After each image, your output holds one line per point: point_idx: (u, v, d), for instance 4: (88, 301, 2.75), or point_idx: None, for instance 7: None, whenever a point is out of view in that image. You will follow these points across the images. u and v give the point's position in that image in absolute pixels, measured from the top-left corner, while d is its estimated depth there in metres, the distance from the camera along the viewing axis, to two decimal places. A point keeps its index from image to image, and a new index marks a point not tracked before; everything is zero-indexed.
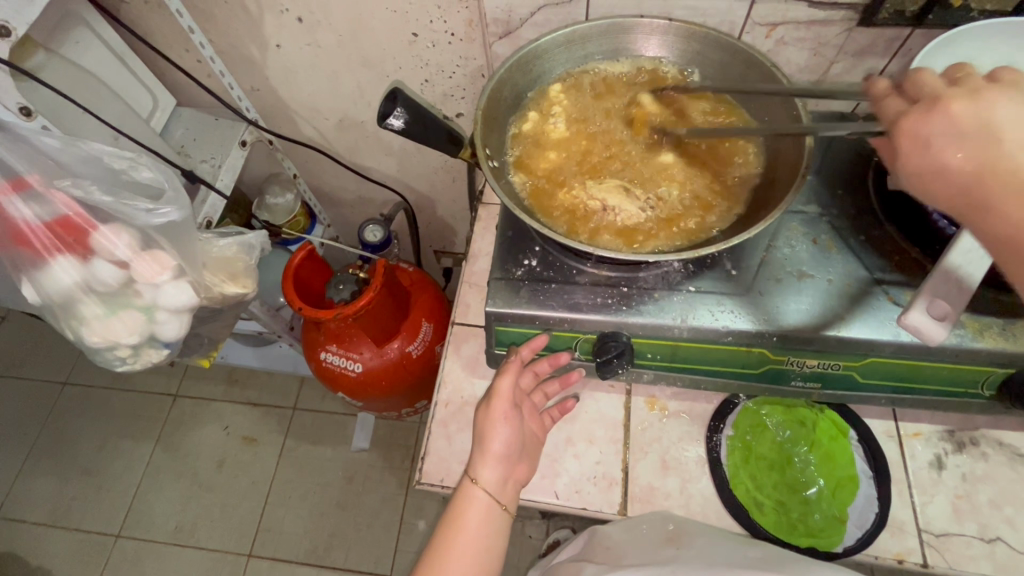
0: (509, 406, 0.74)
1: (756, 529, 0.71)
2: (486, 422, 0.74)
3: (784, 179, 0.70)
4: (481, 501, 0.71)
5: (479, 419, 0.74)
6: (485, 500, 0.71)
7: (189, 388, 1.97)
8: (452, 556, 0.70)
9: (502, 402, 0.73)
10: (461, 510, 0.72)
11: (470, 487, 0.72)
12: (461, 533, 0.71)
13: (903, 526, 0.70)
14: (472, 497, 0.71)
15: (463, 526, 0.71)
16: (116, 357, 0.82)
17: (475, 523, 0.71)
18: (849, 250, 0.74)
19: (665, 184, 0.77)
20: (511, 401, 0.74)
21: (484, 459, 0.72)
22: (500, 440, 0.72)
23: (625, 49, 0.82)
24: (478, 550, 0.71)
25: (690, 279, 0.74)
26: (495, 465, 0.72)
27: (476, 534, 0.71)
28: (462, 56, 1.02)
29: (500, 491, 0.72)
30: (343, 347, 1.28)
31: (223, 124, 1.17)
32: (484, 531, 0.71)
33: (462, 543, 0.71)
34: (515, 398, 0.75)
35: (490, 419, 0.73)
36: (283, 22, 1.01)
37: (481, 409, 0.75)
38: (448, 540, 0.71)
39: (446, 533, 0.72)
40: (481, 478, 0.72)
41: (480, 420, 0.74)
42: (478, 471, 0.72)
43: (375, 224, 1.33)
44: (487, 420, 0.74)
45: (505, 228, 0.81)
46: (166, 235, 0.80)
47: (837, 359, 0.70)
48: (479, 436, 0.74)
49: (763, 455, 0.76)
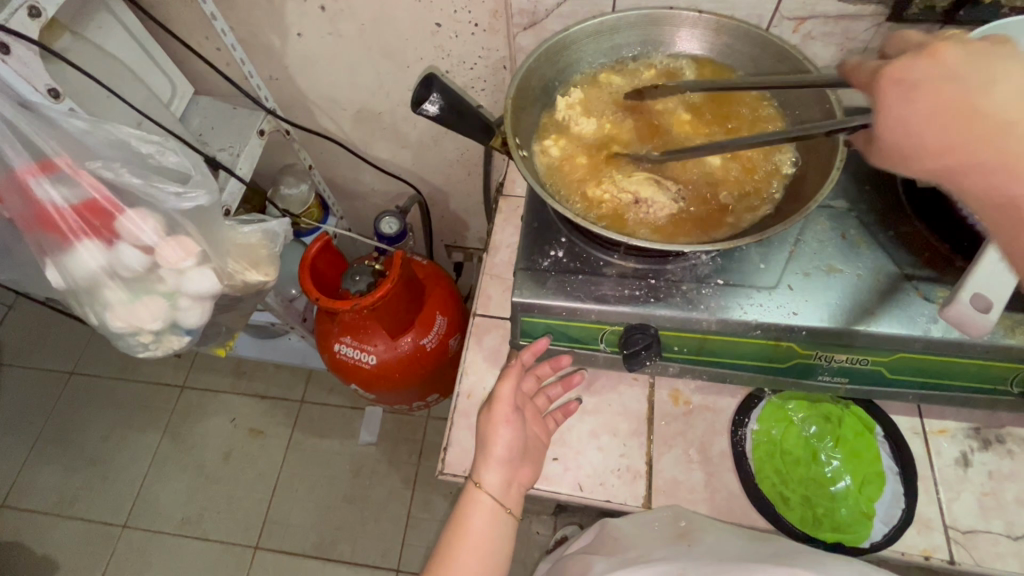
0: (511, 409, 0.74)
1: (784, 525, 0.71)
2: (488, 426, 0.74)
3: (815, 173, 0.70)
4: (485, 505, 0.71)
5: (481, 424, 0.75)
6: (488, 505, 0.71)
7: (197, 379, 1.97)
8: (455, 564, 0.69)
9: (504, 406, 0.74)
10: (466, 514, 0.72)
11: (474, 491, 0.72)
12: (466, 540, 0.71)
13: (929, 522, 0.70)
14: (476, 501, 0.72)
15: (466, 533, 0.71)
16: (139, 342, 0.83)
17: (479, 527, 0.71)
18: (877, 245, 0.74)
19: (695, 177, 0.76)
20: (513, 404, 0.74)
21: (487, 463, 0.72)
22: (502, 443, 0.72)
23: (654, 41, 0.82)
24: (482, 557, 0.71)
25: (718, 272, 0.73)
26: (498, 469, 0.72)
27: (481, 541, 0.71)
28: (484, 48, 1.02)
29: (503, 496, 0.72)
30: (358, 339, 1.28)
31: (241, 113, 1.16)
32: (488, 536, 0.71)
33: (467, 551, 0.70)
34: (517, 401, 0.75)
35: (492, 423, 0.73)
36: (306, 10, 1.00)
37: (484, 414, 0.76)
38: (450, 549, 0.71)
39: (450, 540, 0.72)
40: (484, 483, 0.72)
41: (481, 425, 0.75)
42: (480, 475, 0.72)
43: (392, 216, 1.33)
44: (489, 424, 0.74)
45: (531, 219, 0.80)
46: (191, 221, 0.80)
47: (866, 354, 0.69)
48: (481, 440, 0.74)
49: (789, 451, 0.75)
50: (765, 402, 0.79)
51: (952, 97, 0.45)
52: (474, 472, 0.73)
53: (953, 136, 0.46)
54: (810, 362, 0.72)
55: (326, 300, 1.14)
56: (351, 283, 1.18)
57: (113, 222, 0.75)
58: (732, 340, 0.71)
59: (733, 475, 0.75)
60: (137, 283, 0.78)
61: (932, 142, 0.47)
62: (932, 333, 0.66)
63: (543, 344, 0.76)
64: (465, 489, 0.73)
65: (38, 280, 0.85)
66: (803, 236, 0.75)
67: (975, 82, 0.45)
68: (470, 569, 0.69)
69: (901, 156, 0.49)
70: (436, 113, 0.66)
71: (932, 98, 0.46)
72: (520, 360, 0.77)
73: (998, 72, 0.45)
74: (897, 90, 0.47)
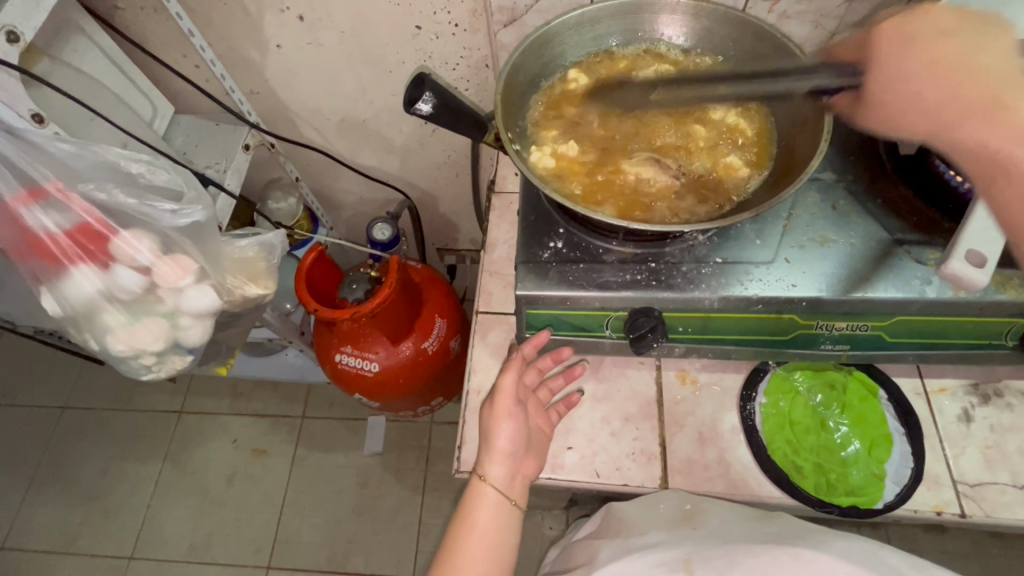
0: (512, 403, 0.74)
1: (799, 493, 0.72)
2: (491, 420, 0.74)
3: (803, 145, 0.71)
4: (490, 500, 0.71)
5: (483, 417, 0.75)
6: (493, 500, 0.71)
7: (194, 404, 1.94)
8: (463, 559, 0.69)
9: (506, 399, 0.74)
10: (471, 509, 0.71)
11: (479, 485, 0.72)
12: (471, 535, 0.70)
13: (938, 479, 0.72)
14: (480, 495, 0.72)
15: (473, 527, 0.71)
16: (141, 365, 0.82)
17: (484, 523, 0.71)
18: (867, 213, 0.76)
19: (694, 151, 0.78)
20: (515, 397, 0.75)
21: (491, 457, 0.72)
22: (504, 437, 0.72)
23: (637, 28, 0.83)
24: (490, 553, 0.70)
25: (716, 251, 0.75)
26: (502, 462, 0.72)
27: (486, 538, 0.70)
28: (465, 47, 1.02)
29: (508, 489, 0.72)
30: (358, 347, 1.27)
31: (224, 129, 1.16)
32: (495, 529, 0.71)
33: (473, 547, 0.70)
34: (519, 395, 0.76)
35: (495, 416, 0.73)
36: (284, 20, 1.00)
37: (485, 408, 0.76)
38: (456, 545, 0.70)
39: (455, 537, 0.71)
40: (489, 477, 0.72)
41: (484, 419, 0.75)
42: (485, 468, 0.72)
43: (383, 222, 1.32)
44: (492, 418, 0.74)
45: (528, 212, 0.81)
46: (187, 238, 0.79)
47: (865, 320, 0.71)
48: (484, 434, 0.75)
49: (797, 421, 0.77)
50: (770, 375, 0.80)
51: (952, 48, 0.55)
52: (477, 467, 0.73)
53: (941, 88, 0.54)
54: (811, 332, 0.74)
55: (325, 310, 1.13)
56: (349, 291, 1.18)
57: (108, 244, 0.74)
58: (736, 316, 0.73)
59: (744, 449, 0.76)
60: (138, 305, 0.78)
61: (932, 97, 0.55)
62: (926, 294, 0.68)
63: (543, 337, 0.77)
64: (469, 484, 0.73)
65: (32, 310, 0.84)
66: (795, 210, 0.77)
67: (969, 38, 0.55)
68: (477, 565, 0.69)
69: (897, 113, 0.58)
70: (431, 112, 0.66)
71: (920, 61, 0.56)
72: (522, 353, 0.77)
73: (982, 33, 0.55)
74: (895, 45, 0.58)
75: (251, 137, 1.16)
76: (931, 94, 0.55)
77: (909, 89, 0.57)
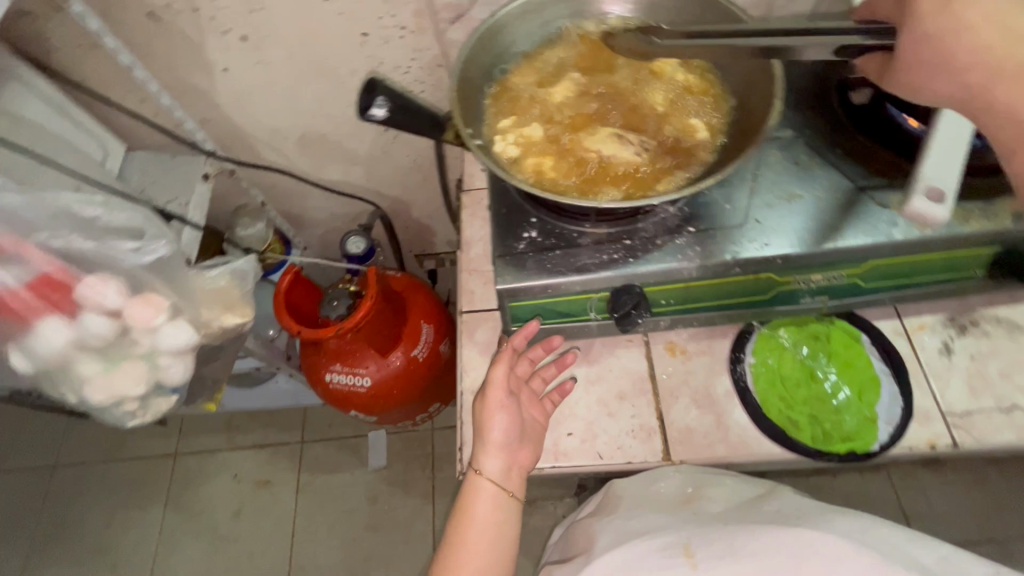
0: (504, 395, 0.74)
1: (797, 446, 0.73)
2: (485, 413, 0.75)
3: (761, 104, 0.72)
4: (486, 494, 0.72)
5: (477, 411, 0.76)
6: (489, 494, 0.72)
7: (189, 444, 1.90)
8: (464, 552, 0.70)
9: (496, 393, 0.74)
10: (468, 504, 0.73)
11: (475, 479, 0.73)
12: (471, 528, 0.71)
13: (928, 414, 0.74)
14: (476, 490, 0.73)
15: (471, 519, 0.72)
16: (126, 412, 0.80)
17: (482, 517, 0.72)
18: (829, 165, 0.77)
19: (655, 123, 0.78)
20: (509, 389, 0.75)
21: (484, 450, 0.73)
22: (495, 430, 0.73)
23: (582, 8, 0.84)
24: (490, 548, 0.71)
25: (688, 220, 0.75)
26: (497, 454, 0.73)
27: (484, 531, 0.71)
28: (415, 49, 1.01)
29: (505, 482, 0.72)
30: (347, 364, 1.26)
31: (181, 162, 1.14)
32: (494, 521, 0.72)
33: (472, 541, 0.71)
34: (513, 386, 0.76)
35: (488, 410, 0.74)
36: (227, 43, 0.97)
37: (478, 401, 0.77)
38: (457, 538, 0.71)
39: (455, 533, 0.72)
40: (484, 471, 0.73)
41: (477, 413, 0.76)
42: (480, 461, 0.73)
43: (357, 235, 1.30)
44: (484, 412, 0.75)
45: (498, 206, 0.80)
46: (155, 276, 0.78)
47: (840, 270, 0.72)
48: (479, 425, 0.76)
49: (787, 376, 0.78)
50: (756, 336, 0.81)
51: (995, 19, 0.56)
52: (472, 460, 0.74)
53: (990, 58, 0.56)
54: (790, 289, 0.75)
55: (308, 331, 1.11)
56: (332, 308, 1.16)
57: (75, 293, 0.72)
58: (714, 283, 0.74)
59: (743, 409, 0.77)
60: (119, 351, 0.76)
61: (965, 61, 0.57)
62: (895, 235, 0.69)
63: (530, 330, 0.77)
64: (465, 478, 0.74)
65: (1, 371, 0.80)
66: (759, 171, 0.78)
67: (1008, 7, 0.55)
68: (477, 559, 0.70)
69: (932, 74, 0.59)
70: (385, 115, 0.66)
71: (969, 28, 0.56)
72: (513, 345, 0.78)
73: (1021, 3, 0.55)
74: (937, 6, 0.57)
75: (210, 169, 1.15)
76: (968, 56, 0.57)
77: (951, 53, 0.57)
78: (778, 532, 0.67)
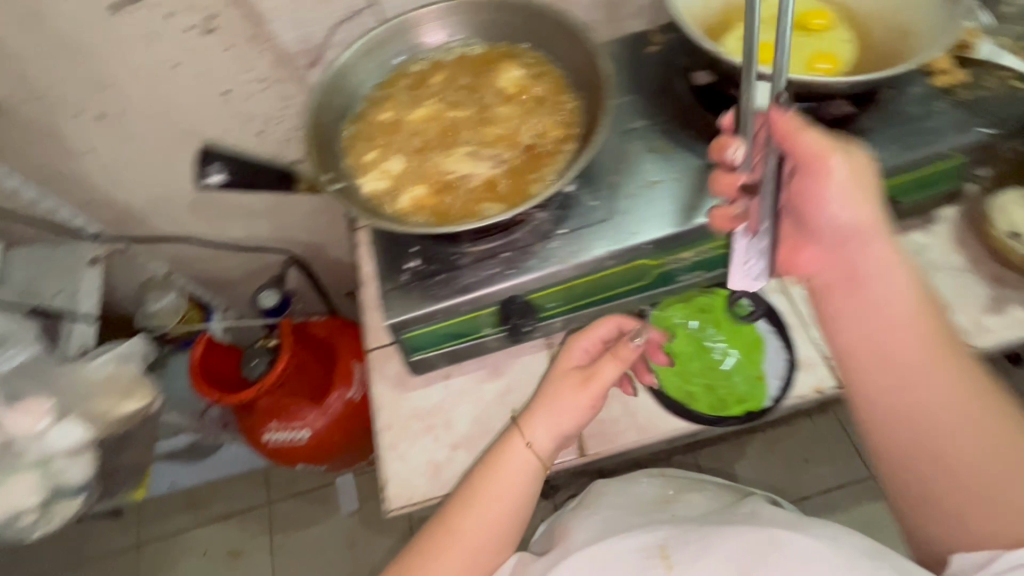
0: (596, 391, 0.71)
1: (698, 417, 0.77)
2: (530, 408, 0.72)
3: (597, 98, 0.76)
4: (505, 500, 0.67)
5: (558, 375, 0.73)
6: (506, 507, 0.67)
7: (151, 530, 1.82)
8: (471, 513, 0.67)
9: (609, 371, 0.71)
10: (485, 507, 0.67)
11: (514, 438, 0.70)
12: (491, 485, 0.68)
13: (811, 361, 0.78)
14: (501, 497, 0.67)
15: (491, 482, 0.68)
16: (27, 523, 0.85)
17: (494, 522, 0.67)
18: (682, 147, 0.81)
19: (508, 134, 0.81)
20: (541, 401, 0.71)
21: (536, 423, 0.70)
22: (539, 434, 0.70)
23: (420, 40, 0.86)
24: (485, 552, 0.66)
25: (559, 223, 0.77)
26: (551, 430, 0.70)
27: (500, 504, 0.67)
28: (281, 97, 1.00)
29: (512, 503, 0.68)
30: (283, 419, 1.24)
31: (64, 251, 1.10)
32: (517, 494, 0.68)
33: (485, 501, 0.67)
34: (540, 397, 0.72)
35: (571, 396, 0.71)
36: (84, 123, 0.96)
37: (562, 365, 0.74)
38: (476, 487, 0.68)
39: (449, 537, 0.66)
40: (515, 471, 0.69)
41: (566, 372, 0.73)
42: (530, 428, 0.70)
43: (269, 289, 1.27)
44: (561, 375, 0.73)
45: (380, 241, 0.81)
46: (26, 381, 0.88)
47: (705, 244, 0.76)
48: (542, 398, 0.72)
49: (682, 351, 0.82)
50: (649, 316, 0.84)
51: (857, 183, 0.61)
52: (511, 449, 0.70)
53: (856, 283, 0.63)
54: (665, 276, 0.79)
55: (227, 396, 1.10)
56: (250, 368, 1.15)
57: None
58: (593, 280, 0.77)
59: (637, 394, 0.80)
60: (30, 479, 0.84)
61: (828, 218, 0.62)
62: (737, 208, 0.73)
63: (614, 325, 0.75)
64: (493, 473, 0.68)
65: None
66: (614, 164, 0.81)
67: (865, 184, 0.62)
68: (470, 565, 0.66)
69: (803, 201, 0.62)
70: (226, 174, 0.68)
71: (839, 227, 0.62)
72: (597, 329, 0.75)
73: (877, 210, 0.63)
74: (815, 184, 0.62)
75: (93, 258, 1.10)
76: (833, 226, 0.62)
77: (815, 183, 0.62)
78: (745, 527, 0.62)
